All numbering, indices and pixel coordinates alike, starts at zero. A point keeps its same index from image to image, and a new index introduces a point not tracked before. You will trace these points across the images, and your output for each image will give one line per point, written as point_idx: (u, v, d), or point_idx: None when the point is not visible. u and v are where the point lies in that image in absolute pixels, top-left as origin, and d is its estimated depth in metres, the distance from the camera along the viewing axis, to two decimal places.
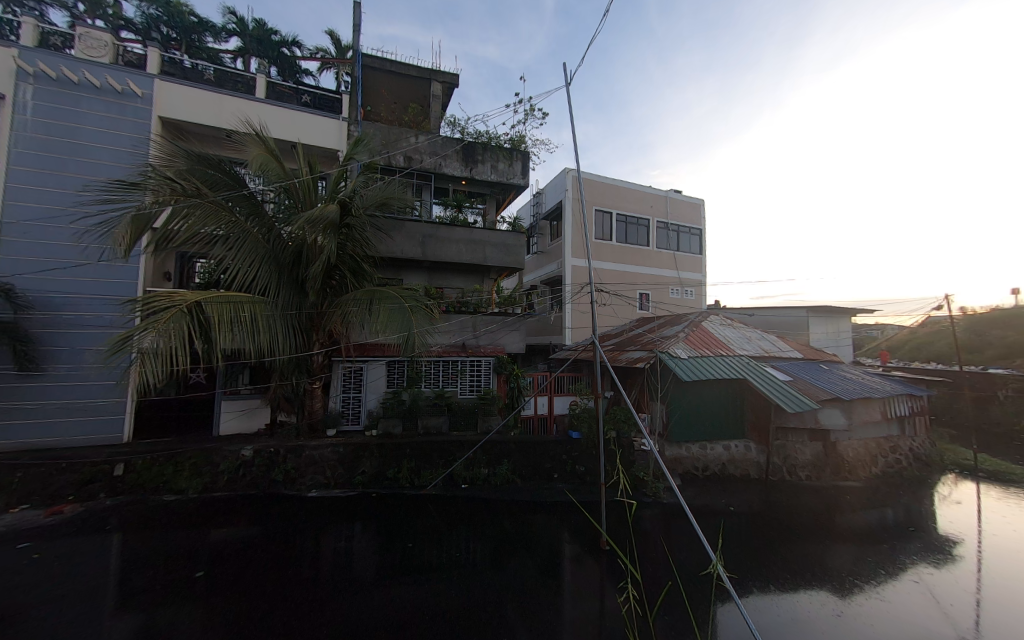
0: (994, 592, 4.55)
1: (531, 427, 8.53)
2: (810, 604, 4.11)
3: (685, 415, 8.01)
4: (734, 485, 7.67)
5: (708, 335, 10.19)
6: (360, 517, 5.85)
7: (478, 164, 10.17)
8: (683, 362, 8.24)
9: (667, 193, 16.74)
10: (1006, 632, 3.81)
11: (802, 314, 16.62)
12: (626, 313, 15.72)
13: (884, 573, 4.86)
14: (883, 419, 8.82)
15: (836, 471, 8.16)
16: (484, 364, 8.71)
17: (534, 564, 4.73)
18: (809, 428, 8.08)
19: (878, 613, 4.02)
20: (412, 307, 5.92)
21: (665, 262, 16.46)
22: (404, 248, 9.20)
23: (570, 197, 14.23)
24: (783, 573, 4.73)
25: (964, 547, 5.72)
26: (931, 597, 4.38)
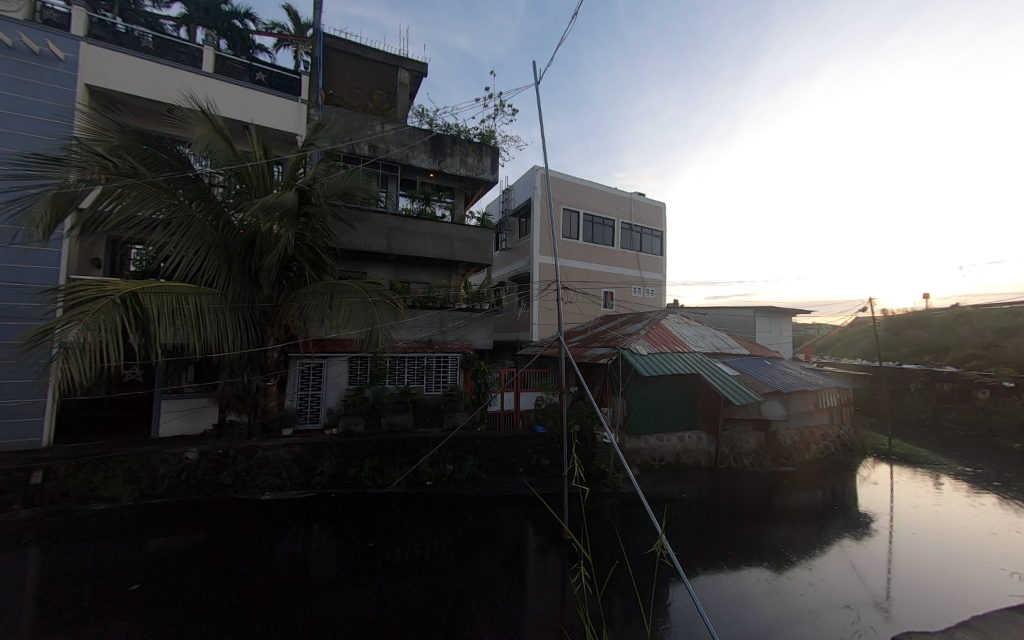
0: (902, 560, 5.19)
1: (497, 422, 8.61)
2: (749, 578, 4.52)
3: (643, 409, 8.42)
4: (687, 473, 8.17)
5: (666, 332, 10.73)
6: (318, 519, 5.65)
7: (447, 156, 10.01)
8: (642, 358, 8.65)
9: (631, 195, 17.36)
10: (907, 592, 4.41)
11: (749, 313, 17.95)
12: (591, 311, 16.18)
13: (813, 548, 5.41)
14: (816, 409, 9.74)
15: (775, 458, 8.93)
16: (451, 360, 8.65)
17: (498, 558, 4.80)
18: (753, 419, 8.76)
19: (806, 583, 4.49)
20: (376, 302, 5.76)
21: (628, 262, 17.09)
22: (368, 240, 8.91)
23: (538, 196, 14.38)
24: (728, 553, 5.12)
25: (878, 521, 6.48)
26: (851, 566, 4.96)
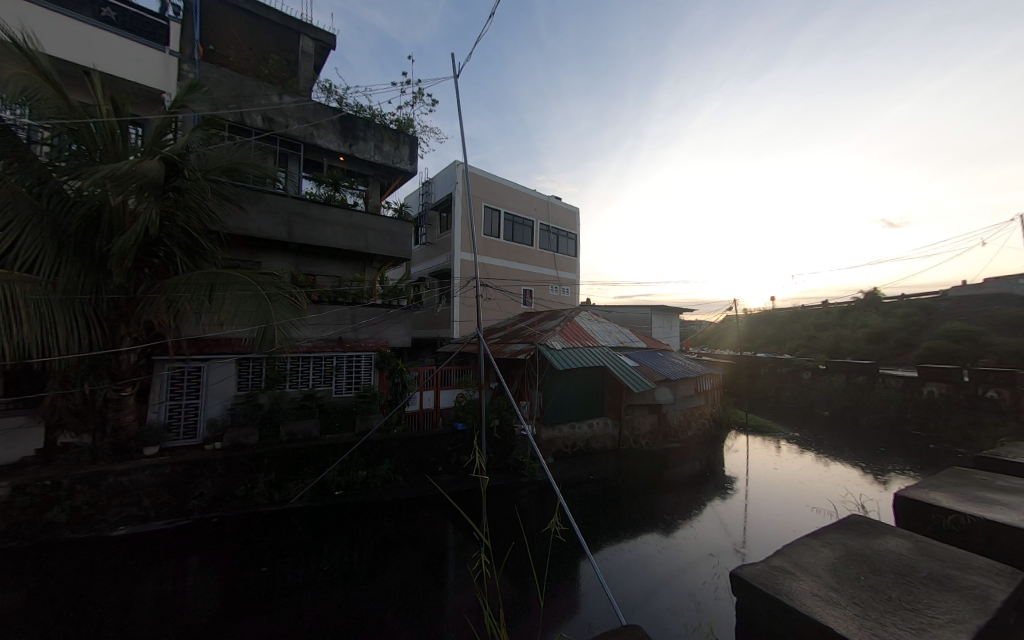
0: (754, 512, 6.41)
1: (416, 422, 8.33)
2: (644, 545, 5.14)
3: (558, 401, 8.95)
4: (595, 457, 8.93)
5: (578, 328, 11.56)
6: (195, 549, 4.80)
7: (359, 140, 9.28)
8: (557, 352, 9.21)
9: (548, 198, 18.21)
10: (757, 536, 5.48)
11: (646, 311, 20.33)
12: (510, 308, 16.63)
13: (693, 511, 6.37)
14: (696, 393, 11.47)
15: (665, 436, 10.30)
16: (365, 359, 8.07)
17: (416, 562, 4.66)
18: (649, 403, 9.95)
19: (687, 541, 5.28)
20: (271, 295, 5.09)
21: (545, 262, 17.91)
22: (262, 226, 7.83)
23: (459, 191, 14.19)
24: (628, 524, 5.75)
25: (739, 482, 7.92)
26: (719, 522, 5.97)
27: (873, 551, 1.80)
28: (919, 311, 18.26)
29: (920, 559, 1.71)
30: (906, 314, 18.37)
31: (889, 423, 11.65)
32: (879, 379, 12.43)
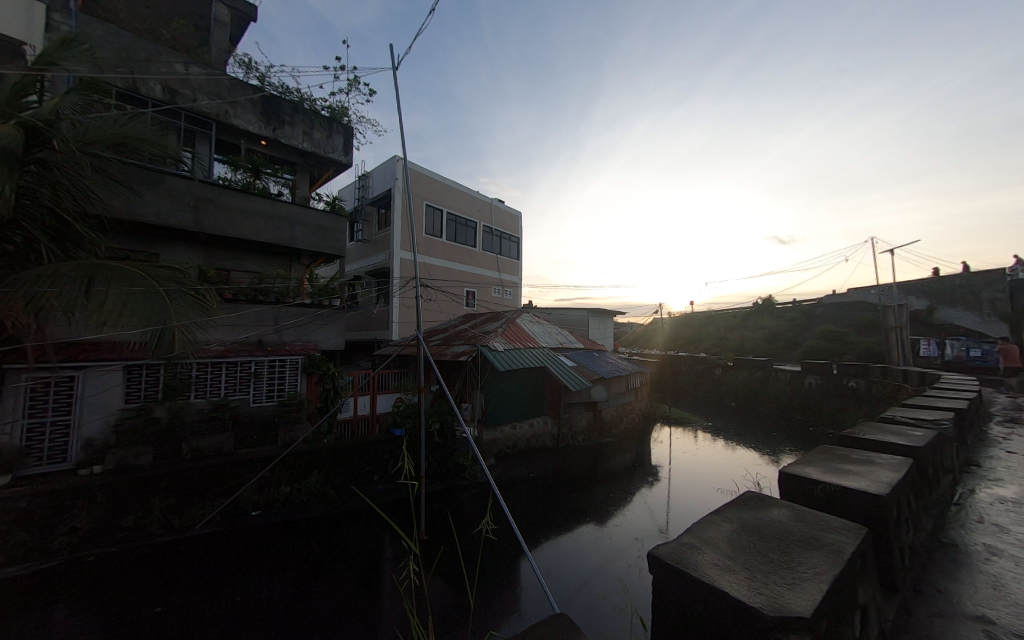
0: (676, 496, 7.03)
1: (349, 430, 7.79)
2: (580, 536, 5.37)
3: (499, 402, 8.98)
4: (535, 455, 9.13)
5: (520, 330, 11.77)
6: (64, 595, 4.00)
7: (284, 125, 8.50)
8: (499, 354, 9.28)
9: (491, 200, 18.32)
10: (678, 518, 6.03)
11: (583, 313, 21.36)
12: (452, 309, 16.39)
13: (625, 500, 6.81)
14: (627, 390, 12.30)
15: (600, 431, 10.89)
16: (289, 364, 7.31)
17: (348, 579, 4.37)
18: (586, 401, 10.44)
19: (618, 529, 5.62)
20: (169, 290, 4.41)
21: (488, 264, 17.97)
22: (161, 212, 6.79)
23: (398, 187, 13.66)
24: (564, 519, 5.96)
25: (664, 470, 8.64)
26: (647, 508, 6.46)
27: (762, 516, 2.05)
28: (803, 315, 21.64)
29: (796, 520, 1.96)
30: (793, 318, 21.63)
31: (781, 410, 13.60)
32: (773, 373, 14.46)
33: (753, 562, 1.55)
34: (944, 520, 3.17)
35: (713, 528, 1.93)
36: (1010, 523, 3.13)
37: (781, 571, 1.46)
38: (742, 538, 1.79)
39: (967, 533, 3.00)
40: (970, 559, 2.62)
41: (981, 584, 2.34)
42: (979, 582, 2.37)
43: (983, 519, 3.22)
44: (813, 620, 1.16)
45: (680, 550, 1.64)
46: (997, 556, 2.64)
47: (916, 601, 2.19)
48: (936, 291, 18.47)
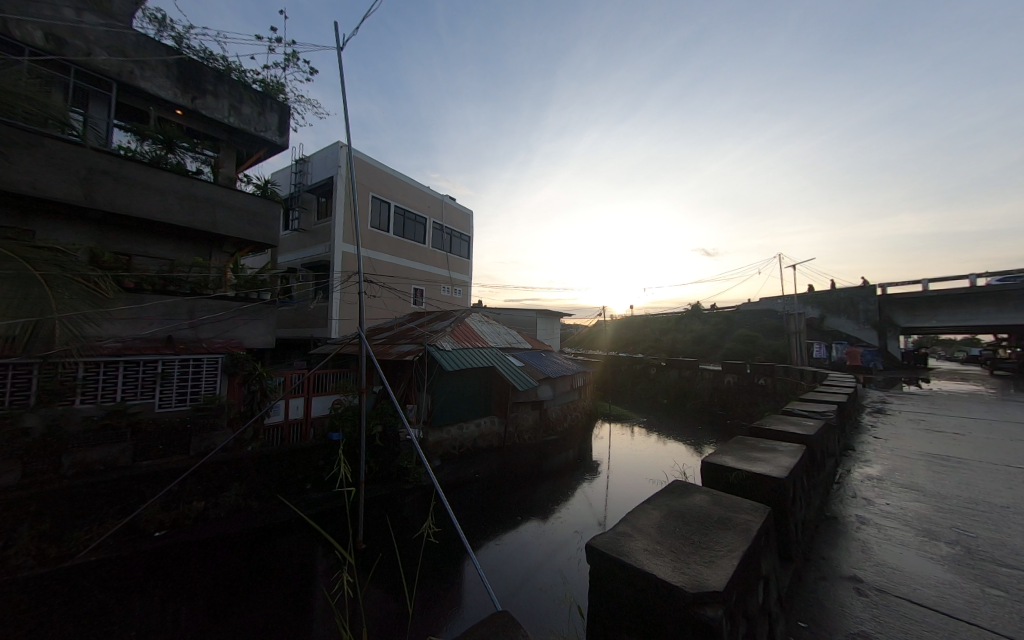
0: (614, 489, 7.42)
1: (278, 436, 7.15)
2: (524, 534, 5.45)
3: (446, 402, 8.81)
4: (481, 456, 9.09)
5: (468, 329, 11.67)
6: None
7: (206, 95, 7.59)
8: (446, 353, 9.13)
9: (442, 197, 17.97)
10: (616, 509, 6.38)
11: (532, 314, 21.79)
12: (397, 307, 15.78)
13: (567, 495, 7.05)
14: (572, 389, 12.75)
15: (545, 429, 11.15)
16: (207, 364, 6.56)
17: (272, 598, 3.99)
18: (532, 400, 10.64)
19: (560, 524, 5.79)
20: (47, 276, 3.68)
21: (437, 261, 17.57)
22: (40, 182, 5.69)
23: (341, 175, 12.85)
24: (508, 517, 6.01)
25: (603, 465, 9.08)
26: (587, 502, 6.75)
27: (686, 502, 2.24)
28: (725, 320, 24.10)
29: (713, 503, 2.18)
30: (716, 322, 24.01)
31: (705, 406, 14.99)
32: (699, 372, 15.91)
33: (676, 544, 1.70)
34: (828, 497, 3.71)
35: (643, 515, 2.08)
36: (875, 496, 3.76)
37: (700, 551, 1.61)
38: (669, 523, 1.94)
39: (845, 506, 3.54)
40: (846, 528, 3.11)
41: (854, 549, 2.78)
42: (852, 547, 2.81)
43: (856, 495, 3.83)
44: (725, 593, 1.29)
45: (614, 538, 1.73)
46: (865, 525, 3.16)
47: (806, 567, 2.54)
48: (827, 302, 21.62)
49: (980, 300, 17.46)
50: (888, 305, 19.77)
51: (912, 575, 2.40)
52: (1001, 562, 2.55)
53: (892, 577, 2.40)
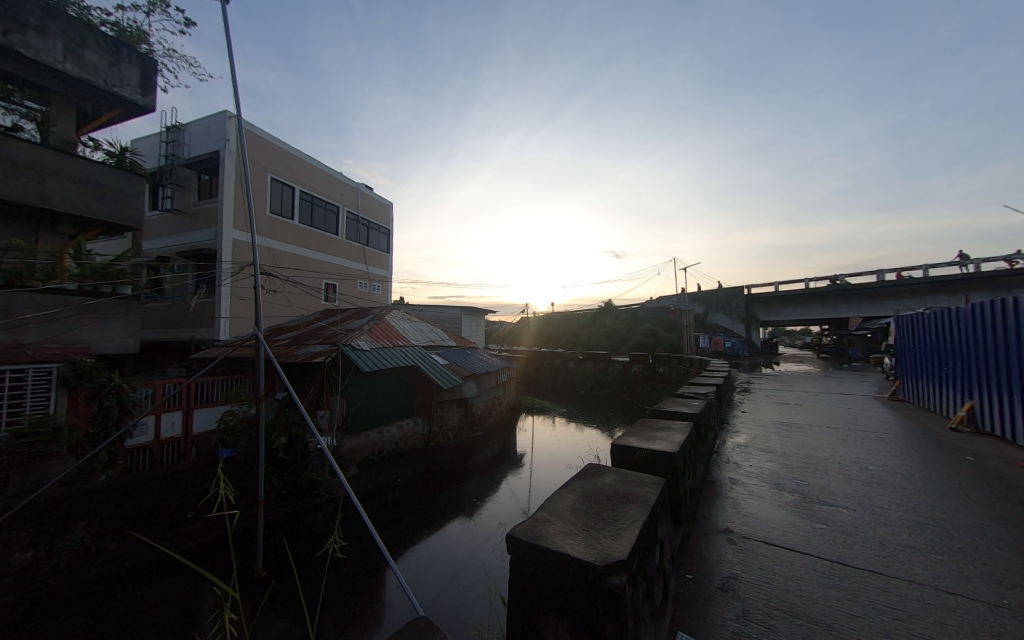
0: (536, 478, 7.71)
1: (144, 460, 5.90)
2: (449, 534, 5.35)
3: (363, 406, 8.22)
4: (403, 459, 8.68)
5: (388, 327, 11.05)
6: None
7: (26, 29, 5.83)
8: (364, 353, 8.51)
9: (357, 185, 16.71)
10: (539, 497, 6.64)
11: (456, 311, 21.59)
12: (304, 303, 14.23)
13: (493, 490, 7.13)
14: (496, 384, 12.92)
15: (470, 427, 11.10)
16: (33, 376, 5.08)
17: None
18: (456, 398, 10.50)
19: (486, 519, 5.81)
20: None
21: (352, 254, 16.26)
22: None
23: (229, 149, 11.07)
24: (432, 519, 5.87)
25: (528, 457, 9.37)
26: (512, 494, 6.91)
27: (597, 482, 2.44)
28: (631, 315, 26.79)
29: (620, 481, 2.40)
30: (625, 318, 26.53)
31: (616, 394, 16.45)
32: (611, 363, 17.39)
33: (589, 523, 1.82)
34: (710, 464, 4.37)
35: (560, 500, 2.19)
36: (743, 459, 4.55)
37: (608, 526, 1.76)
38: (582, 504, 2.09)
39: (722, 471, 4.21)
40: (723, 490, 3.69)
41: (728, 506, 3.31)
42: (728, 505, 3.33)
43: (730, 461, 4.56)
44: (627, 561, 1.43)
45: (533, 525, 1.79)
46: (736, 485, 3.79)
47: (694, 527, 2.94)
48: (710, 300, 25.30)
49: (810, 300, 21.65)
50: (753, 303, 23.99)
51: (768, 521, 2.96)
52: (825, 502, 3.28)
53: (754, 524, 2.92)
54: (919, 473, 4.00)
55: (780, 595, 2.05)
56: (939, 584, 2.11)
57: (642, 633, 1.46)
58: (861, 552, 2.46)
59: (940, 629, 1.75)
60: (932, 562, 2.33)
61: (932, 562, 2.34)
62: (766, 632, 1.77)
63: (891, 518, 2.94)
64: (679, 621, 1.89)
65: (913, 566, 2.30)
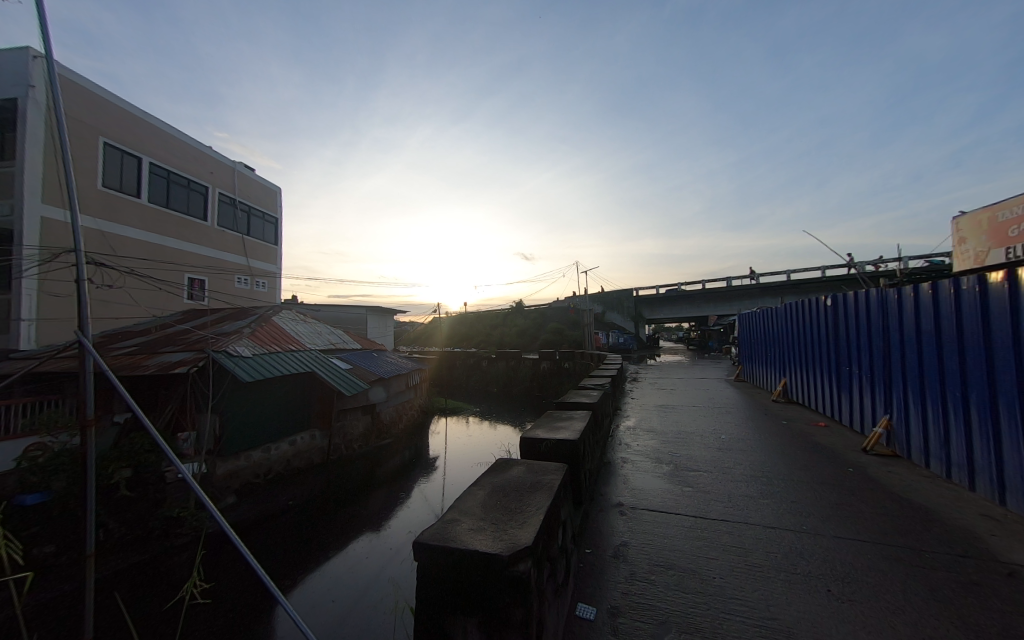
0: (449, 480, 7.60)
1: None
2: (354, 552, 4.93)
3: (245, 421, 7.07)
4: (297, 477, 7.69)
5: (276, 330, 9.67)
6: None
7: None
8: (244, 359, 7.30)
9: (234, 164, 14.32)
10: (452, 499, 6.55)
11: (360, 311, 20.04)
12: (158, 302, 11.53)
13: (403, 499, 6.79)
14: (406, 388, 12.32)
15: (378, 435, 10.37)
16: None
17: None
18: (361, 405, 9.71)
19: (396, 530, 5.50)
20: None
21: (228, 245, 13.84)
22: None
23: (33, 98, 8.40)
24: (333, 540, 5.32)
25: (441, 460, 9.16)
26: (425, 499, 6.69)
27: (506, 475, 2.50)
28: (540, 315, 28.30)
29: (527, 471, 2.51)
30: (534, 317, 27.87)
31: (527, 390, 17.19)
32: (521, 361, 18.06)
33: (497, 516, 1.85)
34: (606, 447, 4.86)
35: (470, 497, 2.20)
36: (633, 440, 5.16)
37: (515, 516, 1.82)
38: (491, 499, 2.12)
39: (615, 452, 4.70)
40: (616, 469, 4.12)
41: (620, 483, 3.71)
42: (621, 482, 3.73)
43: (622, 442, 5.11)
44: (532, 546, 1.50)
45: (440, 527, 1.75)
46: (626, 463, 4.27)
47: (592, 506, 3.22)
48: (608, 301, 28.17)
49: (683, 301, 25.55)
50: (640, 304, 27.40)
51: (650, 491, 3.41)
52: (691, 469, 3.90)
53: (639, 496, 3.34)
54: (755, 437, 5.05)
55: (659, 553, 2.38)
56: (765, 521, 2.70)
57: (545, 611, 1.54)
58: (717, 506, 3.00)
59: (767, 556, 2.25)
60: (762, 506, 2.96)
61: (762, 506, 2.97)
62: (648, 587, 2.03)
63: (736, 476, 3.65)
64: (578, 593, 2.05)
65: (750, 511, 2.88)
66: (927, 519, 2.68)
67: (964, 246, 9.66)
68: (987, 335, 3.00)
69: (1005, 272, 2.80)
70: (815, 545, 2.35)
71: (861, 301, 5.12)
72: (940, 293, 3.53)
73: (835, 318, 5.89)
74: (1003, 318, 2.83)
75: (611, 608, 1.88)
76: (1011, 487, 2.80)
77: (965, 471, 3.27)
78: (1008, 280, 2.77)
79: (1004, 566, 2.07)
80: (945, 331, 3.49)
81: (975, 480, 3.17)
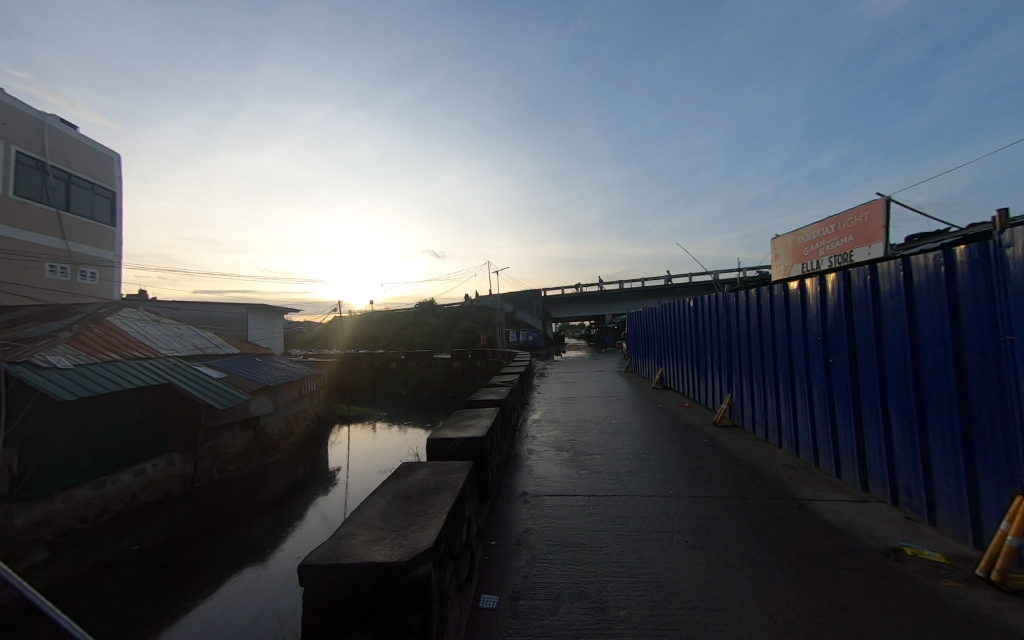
0: (349, 493, 7.00)
1: None
2: (231, 591, 4.22)
3: (65, 451, 5.42)
4: (146, 514, 6.22)
5: (112, 333, 7.67)
6: None
7: None
8: (61, 370, 5.61)
9: (40, 116, 10.94)
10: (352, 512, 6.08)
11: (240, 309, 17.18)
12: None
13: (296, 520, 6.07)
14: (299, 396, 10.96)
15: (262, 452, 9.00)
16: None
17: None
18: (239, 419, 8.32)
19: (286, 556, 4.87)
20: None
21: (33, 222, 10.52)
22: None
23: None
24: (202, 581, 4.48)
25: (340, 472, 8.40)
26: (321, 516, 6.09)
27: (410, 480, 2.42)
28: (452, 314, 27.98)
29: (432, 473, 2.46)
30: (446, 316, 27.43)
31: (438, 390, 16.79)
32: (432, 361, 17.60)
33: (398, 523, 1.78)
34: (514, 441, 5.03)
35: (368, 507, 2.06)
36: (538, 432, 5.46)
37: (417, 519, 1.79)
38: (393, 506, 2.02)
39: (523, 445, 4.91)
40: (523, 460, 4.32)
41: (525, 473, 3.89)
42: (526, 472, 3.91)
43: (529, 435, 5.37)
44: (434, 547, 1.50)
45: (332, 545, 1.59)
46: (531, 454, 4.50)
47: (499, 499, 3.31)
48: (518, 300, 29.14)
49: (584, 301, 27.86)
50: (548, 304, 29.06)
51: (552, 478, 3.65)
52: (588, 454, 4.30)
53: (542, 483, 3.56)
54: (638, 421, 5.79)
55: (557, 533, 2.56)
56: (642, 491, 3.13)
57: (446, 610, 1.54)
58: (606, 484, 3.36)
59: (643, 521, 2.60)
60: (641, 478, 3.43)
61: (641, 479, 3.43)
62: (547, 566, 2.18)
63: (622, 456, 4.14)
64: (483, 585, 2.09)
65: (632, 485, 3.30)
66: (753, 474, 3.41)
67: (778, 261, 12.41)
68: (790, 329, 3.95)
69: (800, 282, 3.73)
70: (677, 506, 2.80)
71: (714, 303, 6.27)
72: (762, 297, 4.53)
73: (698, 317, 7.08)
74: (798, 316, 3.77)
75: (512, 593, 1.96)
76: (803, 443, 3.74)
77: (776, 434, 4.25)
78: (801, 288, 3.70)
79: (797, 501, 2.78)
80: (765, 326, 4.48)
81: (782, 440, 4.14)
